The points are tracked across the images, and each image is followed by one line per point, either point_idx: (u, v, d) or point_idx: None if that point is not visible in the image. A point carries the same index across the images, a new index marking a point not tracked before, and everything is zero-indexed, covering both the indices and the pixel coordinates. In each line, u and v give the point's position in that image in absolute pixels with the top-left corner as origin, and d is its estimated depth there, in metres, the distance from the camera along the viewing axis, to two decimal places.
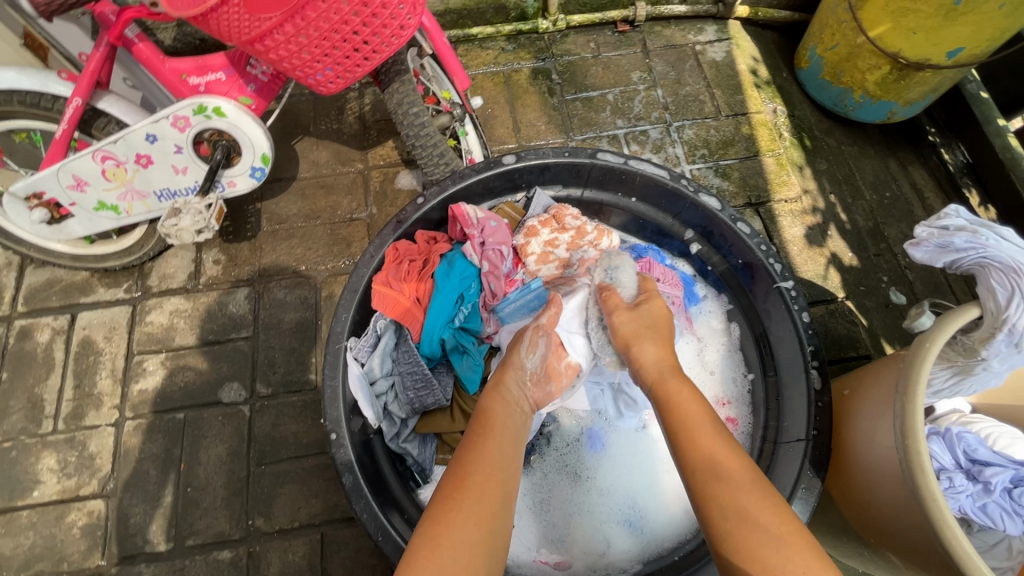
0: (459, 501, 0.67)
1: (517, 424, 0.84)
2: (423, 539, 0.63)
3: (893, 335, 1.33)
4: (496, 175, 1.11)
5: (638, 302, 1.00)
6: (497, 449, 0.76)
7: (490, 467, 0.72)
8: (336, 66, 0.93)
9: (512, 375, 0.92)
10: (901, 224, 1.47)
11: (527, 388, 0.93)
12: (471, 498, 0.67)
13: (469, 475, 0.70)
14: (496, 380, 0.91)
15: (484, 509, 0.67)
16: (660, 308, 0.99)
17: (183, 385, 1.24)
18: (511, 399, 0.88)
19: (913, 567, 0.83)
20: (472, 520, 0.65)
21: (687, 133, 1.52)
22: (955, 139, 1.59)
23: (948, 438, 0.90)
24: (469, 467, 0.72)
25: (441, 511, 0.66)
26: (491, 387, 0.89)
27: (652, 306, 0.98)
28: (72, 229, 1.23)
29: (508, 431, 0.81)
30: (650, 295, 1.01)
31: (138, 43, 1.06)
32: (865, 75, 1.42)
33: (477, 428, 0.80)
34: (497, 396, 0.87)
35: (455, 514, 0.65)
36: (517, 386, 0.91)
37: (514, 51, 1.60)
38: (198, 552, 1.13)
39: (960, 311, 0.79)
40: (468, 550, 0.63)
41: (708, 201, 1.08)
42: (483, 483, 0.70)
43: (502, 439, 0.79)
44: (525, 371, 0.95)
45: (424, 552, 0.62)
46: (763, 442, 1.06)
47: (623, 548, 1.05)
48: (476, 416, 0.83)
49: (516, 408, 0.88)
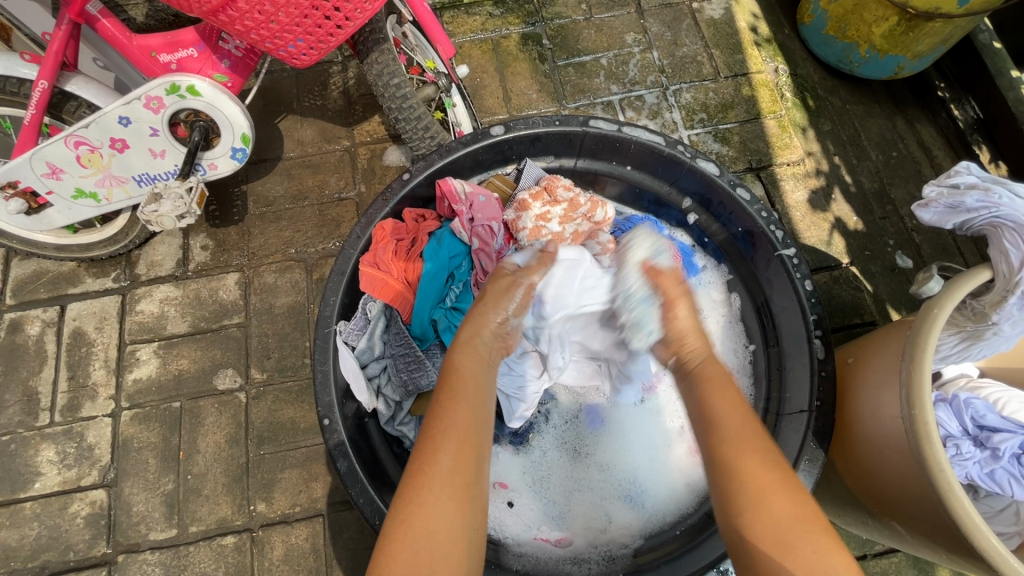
0: (430, 478, 0.65)
1: (487, 378, 0.79)
2: (395, 519, 0.62)
3: (900, 300, 1.30)
4: (484, 147, 1.06)
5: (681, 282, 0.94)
6: (477, 411, 0.72)
7: (466, 432, 0.69)
8: (308, 36, 0.88)
9: (490, 327, 0.86)
10: (908, 185, 1.42)
11: (496, 339, 0.87)
12: (443, 474, 0.65)
13: (442, 446, 0.67)
14: (467, 334, 0.84)
15: (458, 484, 0.65)
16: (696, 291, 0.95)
17: (177, 373, 1.23)
18: (481, 355, 0.82)
19: (919, 535, 0.81)
20: (447, 495, 0.64)
21: (684, 97, 1.46)
22: (965, 94, 1.52)
23: (956, 404, 0.88)
24: (439, 436, 0.68)
25: (413, 490, 0.64)
26: (462, 341, 0.83)
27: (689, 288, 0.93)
28: (52, 218, 1.19)
29: (478, 390, 0.76)
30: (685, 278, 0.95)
31: (102, 20, 1.01)
32: (871, 28, 1.35)
33: (446, 387, 0.75)
34: (471, 350, 0.82)
35: (431, 492, 0.64)
36: (492, 336, 0.86)
37: (502, 16, 1.52)
38: (202, 538, 1.13)
39: (971, 274, 0.76)
40: (443, 530, 0.62)
41: (707, 166, 1.04)
42: (457, 455, 0.67)
43: (472, 398, 0.74)
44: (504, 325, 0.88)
45: (395, 538, 0.61)
46: (765, 414, 1.04)
47: (625, 523, 1.05)
48: (444, 374, 0.77)
49: (487, 364, 0.82)
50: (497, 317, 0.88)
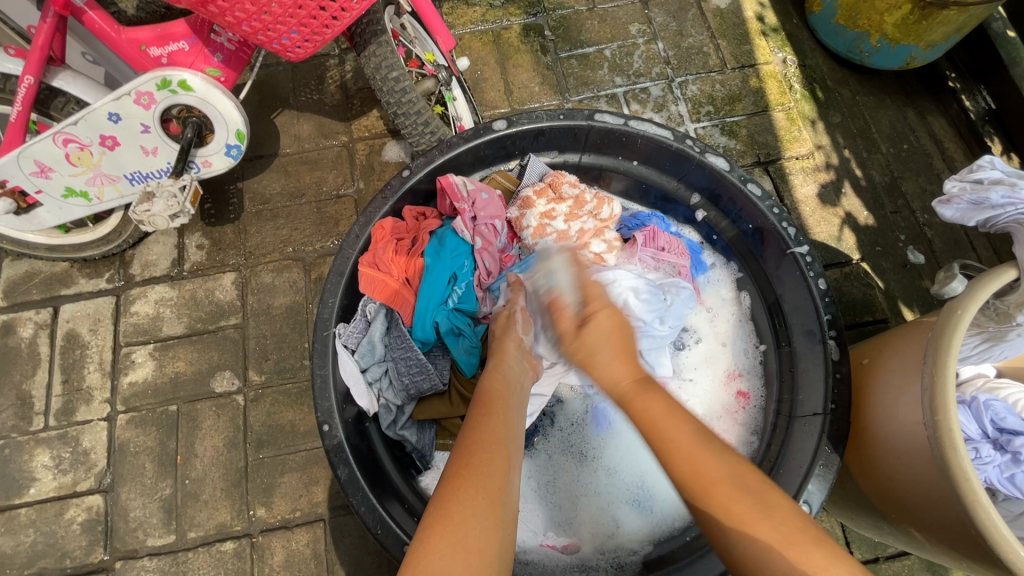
0: (467, 478, 0.63)
1: (518, 402, 0.79)
2: (432, 516, 0.59)
3: (912, 297, 1.27)
4: (486, 143, 1.03)
5: (584, 317, 0.84)
6: (508, 426, 0.72)
7: (495, 443, 0.68)
8: (302, 28, 0.85)
9: (513, 351, 0.88)
10: (919, 178, 1.39)
11: (523, 362, 0.87)
12: (478, 475, 0.63)
13: (476, 452, 0.66)
14: (493, 361, 0.85)
15: (492, 486, 0.63)
16: (609, 319, 0.83)
17: (173, 375, 1.20)
18: (511, 377, 0.83)
19: (939, 543, 0.78)
20: (482, 495, 0.61)
21: (690, 89, 1.42)
22: (976, 84, 1.48)
23: (975, 407, 0.85)
24: (474, 444, 0.67)
25: (450, 488, 0.62)
26: (492, 367, 0.85)
27: (597, 323, 0.82)
28: (42, 218, 1.16)
29: (511, 411, 0.76)
30: (594, 308, 0.84)
31: (89, 12, 0.97)
32: (883, 17, 1.31)
33: (480, 406, 0.75)
34: (501, 375, 0.83)
35: (466, 492, 0.61)
36: (517, 361, 0.86)
37: (503, 6, 1.48)
38: (201, 544, 1.11)
39: (996, 273, 0.73)
40: (478, 528, 0.59)
41: (716, 161, 1.01)
42: (487, 459, 0.65)
43: (506, 416, 0.74)
44: (522, 348, 0.90)
45: (435, 530, 0.58)
46: (777, 417, 1.01)
47: (633, 528, 1.02)
48: (478, 395, 0.78)
49: (517, 389, 0.82)
50: (515, 339, 0.90)
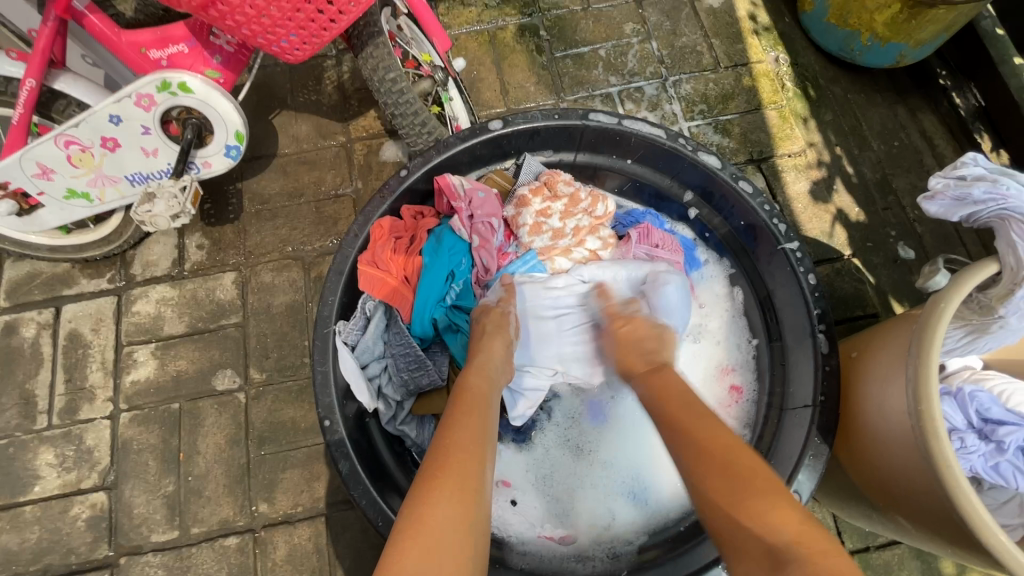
0: (440, 480, 0.64)
1: (494, 403, 0.81)
2: (407, 520, 0.61)
3: (903, 293, 1.29)
4: (482, 142, 1.04)
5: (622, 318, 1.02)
6: (484, 428, 0.74)
7: (470, 443, 0.70)
8: (300, 31, 0.86)
9: (496, 356, 0.90)
10: (910, 175, 1.41)
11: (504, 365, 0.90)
12: (451, 478, 0.65)
13: (449, 456, 0.67)
14: (473, 365, 0.87)
15: (466, 487, 0.64)
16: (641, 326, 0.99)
17: (175, 374, 1.22)
18: (491, 378, 0.85)
19: (924, 530, 0.81)
20: (454, 495, 0.63)
21: (684, 88, 1.44)
22: (966, 81, 1.50)
23: (961, 397, 0.86)
24: (450, 446, 0.69)
25: (426, 491, 0.63)
26: (472, 367, 0.86)
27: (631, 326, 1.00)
28: (44, 219, 1.17)
29: (487, 411, 0.77)
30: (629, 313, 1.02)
31: (89, 15, 0.99)
32: (874, 16, 1.32)
33: (455, 407, 0.77)
34: (481, 376, 0.84)
35: (440, 494, 0.63)
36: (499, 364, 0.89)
37: (498, 7, 1.49)
38: (204, 540, 1.13)
39: (978, 268, 0.75)
40: (452, 528, 0.60)
41: (708, 159, 1.03)
42: (462, 461, 0.67)
43: (482, 416, 0.76)
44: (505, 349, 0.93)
45: (408, 534, 0.59)
46: (769, 409, 1.04)
47: (628, 520, 1.05)
48: (456, 396, 0.79)
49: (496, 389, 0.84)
50: (502, 340, 0.93)
